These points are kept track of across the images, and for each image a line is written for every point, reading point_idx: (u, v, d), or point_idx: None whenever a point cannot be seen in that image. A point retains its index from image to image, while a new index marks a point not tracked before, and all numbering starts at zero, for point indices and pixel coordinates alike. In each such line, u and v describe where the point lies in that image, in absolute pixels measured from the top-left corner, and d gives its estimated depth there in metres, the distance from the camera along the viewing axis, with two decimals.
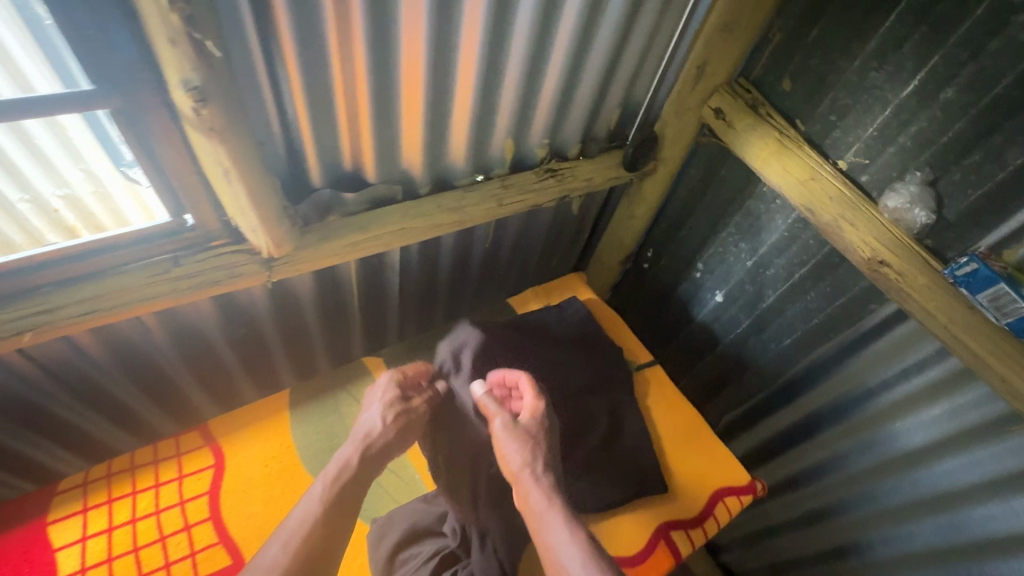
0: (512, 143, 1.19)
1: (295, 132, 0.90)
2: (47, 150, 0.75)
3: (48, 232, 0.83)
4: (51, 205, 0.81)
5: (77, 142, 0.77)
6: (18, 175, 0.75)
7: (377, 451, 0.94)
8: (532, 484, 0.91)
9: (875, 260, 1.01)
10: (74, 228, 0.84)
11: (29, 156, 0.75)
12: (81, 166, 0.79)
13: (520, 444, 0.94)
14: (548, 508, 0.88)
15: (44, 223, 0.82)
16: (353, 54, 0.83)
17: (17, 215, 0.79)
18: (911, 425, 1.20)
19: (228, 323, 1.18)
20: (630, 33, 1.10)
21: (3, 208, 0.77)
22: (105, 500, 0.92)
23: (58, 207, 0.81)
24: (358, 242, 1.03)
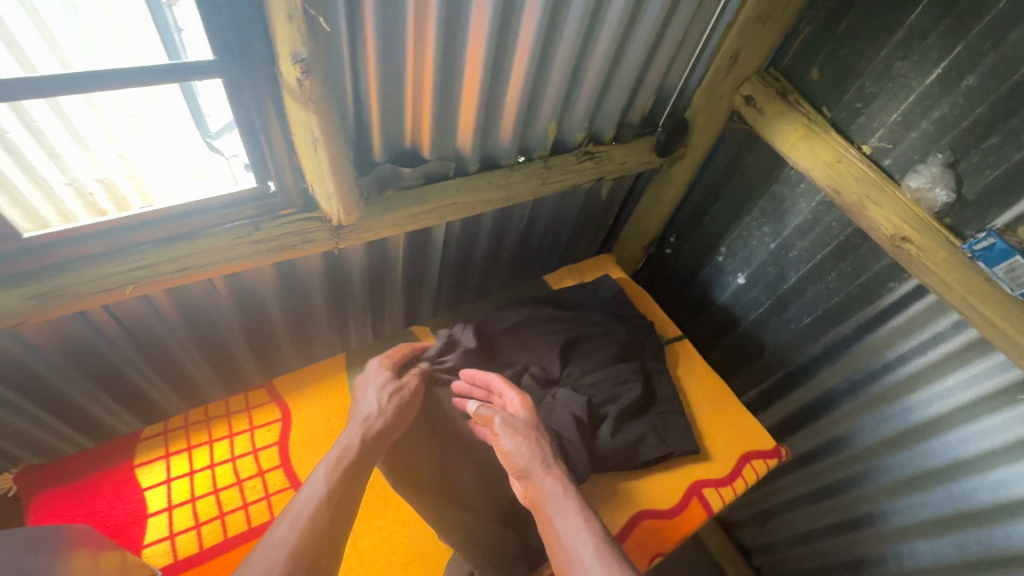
0: (556, 125, 1.26)
1: (365, 108, 0.97)
2: (87, 130, 0.80)
3: (81, 212, 0.87)
4: (86, 188, 0.85)
5: (112, 123, 0.82)
6: (58, 157, 0.80)
7: (377, 431, 0.96)
8: (542, 472, 0.94)
9: (898, 237, 1.08)
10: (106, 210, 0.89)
11: (69, 136, 0.80)
12: (116, 148, 0.84)
13: (518, 435, 0.98)
14: (561, 496, 0.91)
15: (79, 205, 0.86)
16: (424, 36, 0.90)
17: (54, 194, 0.83)
18: (926, 397, 1.27)
19: (283, 291, 1.25)
20: (670, 23, 1.17)
21: (42, 188, 0.82)
22: (186, 446, 1.01)
23: (92, 190, 0.86)
24: (416, 214, 1.11)
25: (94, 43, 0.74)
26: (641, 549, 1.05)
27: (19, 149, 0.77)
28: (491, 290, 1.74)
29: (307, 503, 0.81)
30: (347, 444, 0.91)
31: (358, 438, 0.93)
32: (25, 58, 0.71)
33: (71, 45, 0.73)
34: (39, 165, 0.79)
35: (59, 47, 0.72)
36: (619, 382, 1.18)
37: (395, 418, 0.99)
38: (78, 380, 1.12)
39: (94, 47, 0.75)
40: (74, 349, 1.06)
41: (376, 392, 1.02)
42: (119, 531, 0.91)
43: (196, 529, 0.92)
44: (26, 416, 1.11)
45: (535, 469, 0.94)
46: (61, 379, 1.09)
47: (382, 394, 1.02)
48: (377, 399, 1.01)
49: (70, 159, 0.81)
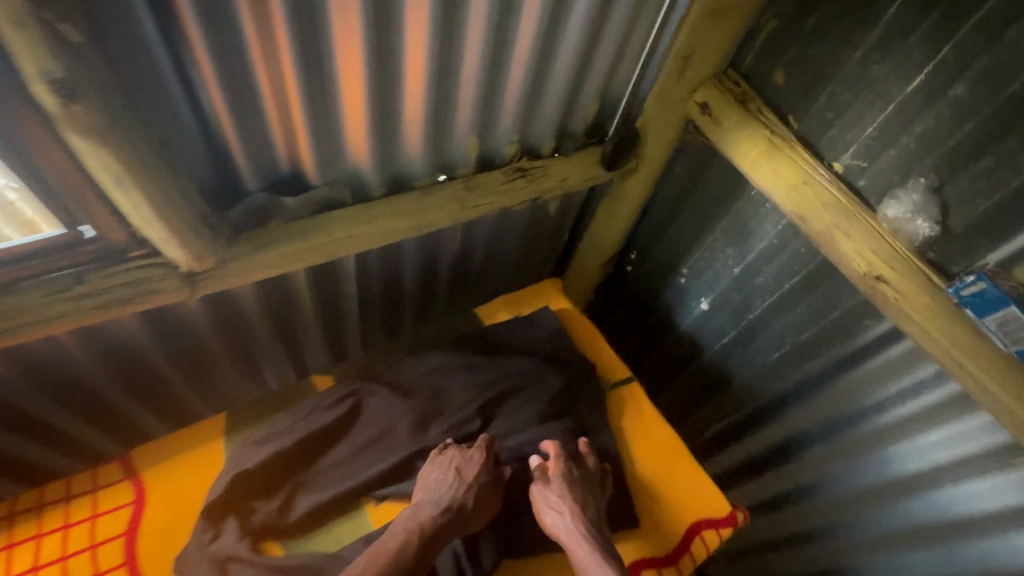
0: (477, 140, 1.07)
1: (215, 129, 0.79)
2: None
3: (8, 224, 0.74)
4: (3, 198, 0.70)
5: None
6: None
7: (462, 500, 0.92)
8: (575, 545, 0.90)
9: (871, 274, 0.91)
10: (34, 222, 0.75)
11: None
12: (25, 166, 0.65)
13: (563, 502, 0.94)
14: (590, 562, 0.87)
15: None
16: (275, 41, 0.72)
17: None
18: (906, 449, 1.12)
19: (164, 336, 1.07)
20: (607, 18, 0.98)
21: None
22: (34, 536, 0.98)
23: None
24: (298, 252, 0.92)
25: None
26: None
27: None
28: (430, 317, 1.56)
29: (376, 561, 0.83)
30: (405, 531, 0.87)
31: (434, 521, 0.89)
32: None
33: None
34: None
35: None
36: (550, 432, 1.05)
37: (473, 515, 0.92)
38: None
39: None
40: None
41: (451, 478, 0.94)
42: None
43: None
44: None
45: (573, 544, 0.90)
46: None
47: (460, 481, 0.93)
48: (456, 488, 0.92)
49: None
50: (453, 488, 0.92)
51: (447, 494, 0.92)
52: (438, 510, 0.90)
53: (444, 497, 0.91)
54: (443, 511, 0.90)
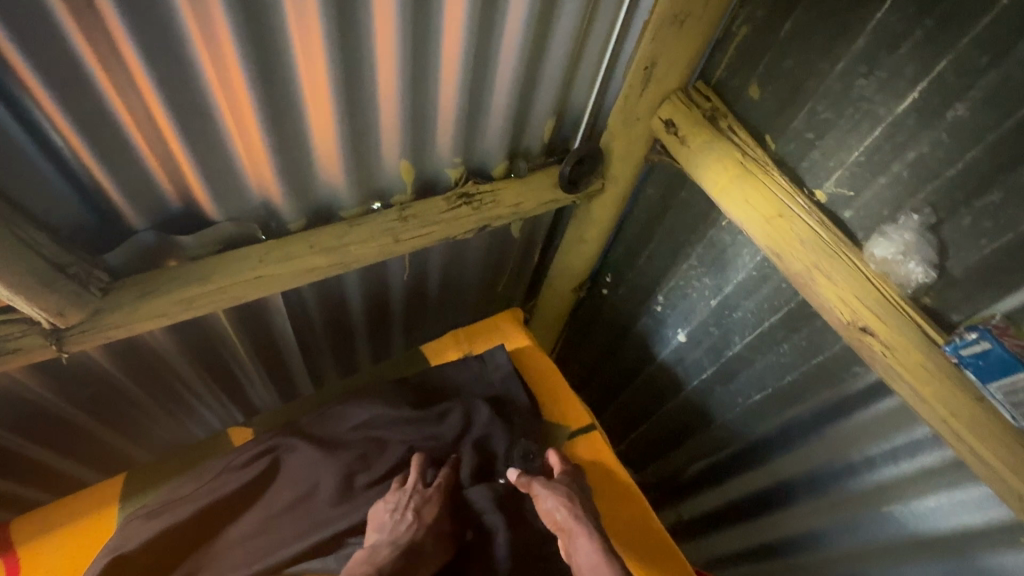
0: (410, 165, 0.95)
1: (74, 164, 0.68)
2: None
3: None
4: None
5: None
6: None
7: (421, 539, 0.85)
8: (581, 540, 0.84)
9: (856, 325, 0.78)
10: None
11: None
12: None
13: (557, 496, 0.89)
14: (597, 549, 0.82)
15: None
16: (127, 62, 0.60)
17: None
18: (900, 512, 0.99)
19: (69, 385, 0.96)
20: (553, 27, 0.86)
21: None
22: None
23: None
24: (192, 299, 0.80)
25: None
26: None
27: None
28: (386, 347, 1.45)
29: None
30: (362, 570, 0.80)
31: (391, 564, 0.81)
32: None
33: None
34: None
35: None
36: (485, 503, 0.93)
37: (430, 557, 0.85)
38: None
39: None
40: None
41: (409, 518, 0.87)
42: None
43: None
44: None
45: (577, 530, 0.85)
46: None
47: (418, 522, 0.87)
48: (414, 530, 0.85)
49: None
50: (412, 529, 0.85)
51: (404, 536, 0.84)
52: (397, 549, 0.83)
53: (407, 535, 0.85)
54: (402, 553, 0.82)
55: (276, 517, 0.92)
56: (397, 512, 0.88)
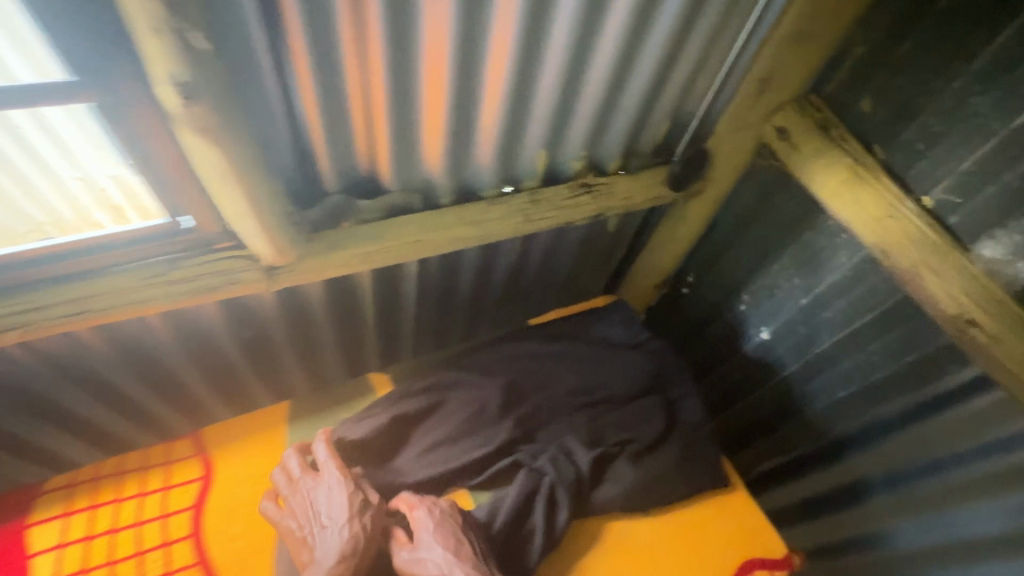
0: (546, 154, 1.09)
1: (304, 132, 0.83)
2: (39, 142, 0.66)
3: (98, 209, 0.76)
4: (99, 183, 0.73)
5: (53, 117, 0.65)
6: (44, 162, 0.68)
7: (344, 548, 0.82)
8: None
9: (961, 317, 0.86)
10: (121, 207, 0.77)
11: (52, 144, 0.68)
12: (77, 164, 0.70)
13: (439, 536, 0.84)
14: None
15: (91, 202, 0.75)
16: (368, 55, 0.76)
17: (47, 204, 0.73)
18: (984, 508, 1.04)
19: (236, 324, 1.12)
20: (688, 38, 0.98)
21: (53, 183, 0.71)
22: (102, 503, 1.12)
23: (104, 188, 0.74)
24: (370, 253, 0.96)
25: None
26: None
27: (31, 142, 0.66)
28: (480, 327, 1.56)
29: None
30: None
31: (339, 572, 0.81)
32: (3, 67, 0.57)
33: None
34: (28, 174, 0.68)
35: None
36: (620, 463, 1.01)
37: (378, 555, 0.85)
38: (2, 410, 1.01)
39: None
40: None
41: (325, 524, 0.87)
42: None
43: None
44: None
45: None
46: None
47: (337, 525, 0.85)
48: (339, 534, 0.84)
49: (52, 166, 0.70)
50: (339, 535, 0.84)
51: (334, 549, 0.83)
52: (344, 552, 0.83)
53: (338, 539, 0.84)
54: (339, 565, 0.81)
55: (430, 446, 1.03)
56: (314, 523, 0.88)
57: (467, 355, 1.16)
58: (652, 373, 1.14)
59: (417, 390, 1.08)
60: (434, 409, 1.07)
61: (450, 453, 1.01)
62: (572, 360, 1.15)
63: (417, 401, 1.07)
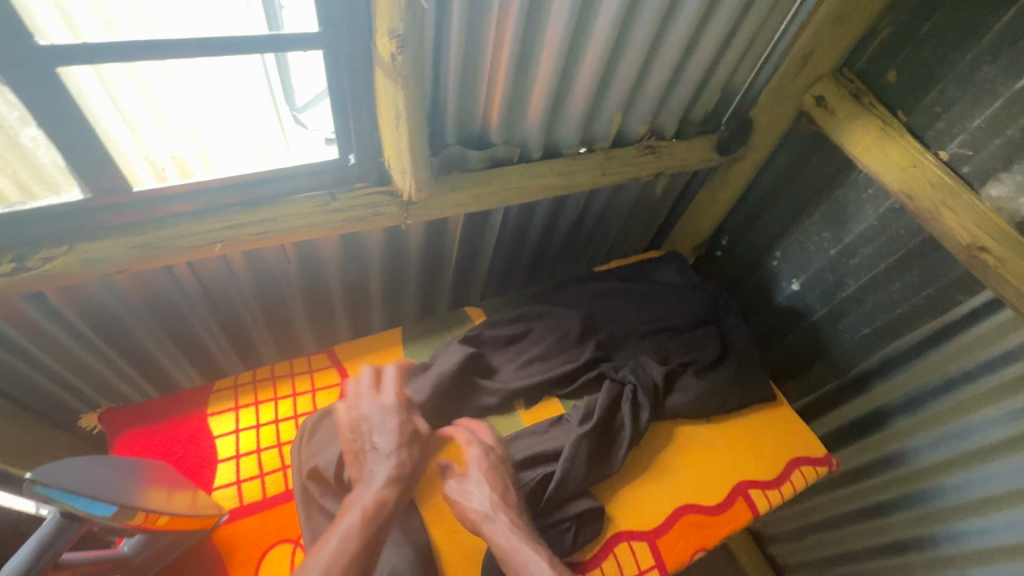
0: (620, 118, 1.26)
1: (441, 86, 1.01)
2: (104, 114, 0.84)
3: (146, 176, 0.91)
4: (159, 162, 0.92)
5: (151, 87, 0.87)
6: (112, 139, 0.86)
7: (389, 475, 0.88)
8: (496, 529, 0.88)
9: (974, 245, 1.05)
10: (165, 175, 0.92)
11: (145, 106, 0.88)
12: (140, 139, 0.89)
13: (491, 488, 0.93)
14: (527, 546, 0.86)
15: (151, 176, 0.92)
16: (505, 22, 0.93)
17: (130, 167, 0.90)
18: (987, 418, 1.23)
19: (347, 263, 1.30)
20: (745, 18, 1.16)
21: (121, 158, 0.88)
22: (254, 400, 1.04)
23: (165, 164, 0.92)
24: (480, 195, 1.14)
25: (76, 25, 0.75)
26: (634, 560, 0.98)
27: (103, 122, 0.84)
28: (538, 280, 1.75)
29: (354, 515, 0.82)
30: (377, 498, 0.85)
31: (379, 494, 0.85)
32: (36, 25, 0.72)
33: (88, 20, 0.75)
34: (115, 140, 0.86)
35: (38, 22, 0.72)
36: (687, 376, 1.19)
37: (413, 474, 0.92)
38: (153, 331, 1.18)
39: (38, 28, 0.72)
40: (155, 301, 1.12)
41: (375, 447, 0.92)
42: (192, 473, 0.95)
43: (284, 471, 0.97)
44: (102, 357, 1.17)
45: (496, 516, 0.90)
46: (136, 327, 1.15)
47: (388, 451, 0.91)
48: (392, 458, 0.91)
49: (150, 138, 0.90)
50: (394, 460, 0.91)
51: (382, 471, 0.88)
52: (393, 478, 0.89)
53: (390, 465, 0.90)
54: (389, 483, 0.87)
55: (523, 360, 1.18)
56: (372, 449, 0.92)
57: (549, 293, 1.35)
58: (706, 308, 1.32)
59: (512, 317, 1.26)
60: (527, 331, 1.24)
61: (544, 366, 1.19)
62: (640, 297, 1.34)
63: (514, 326, 1.24)
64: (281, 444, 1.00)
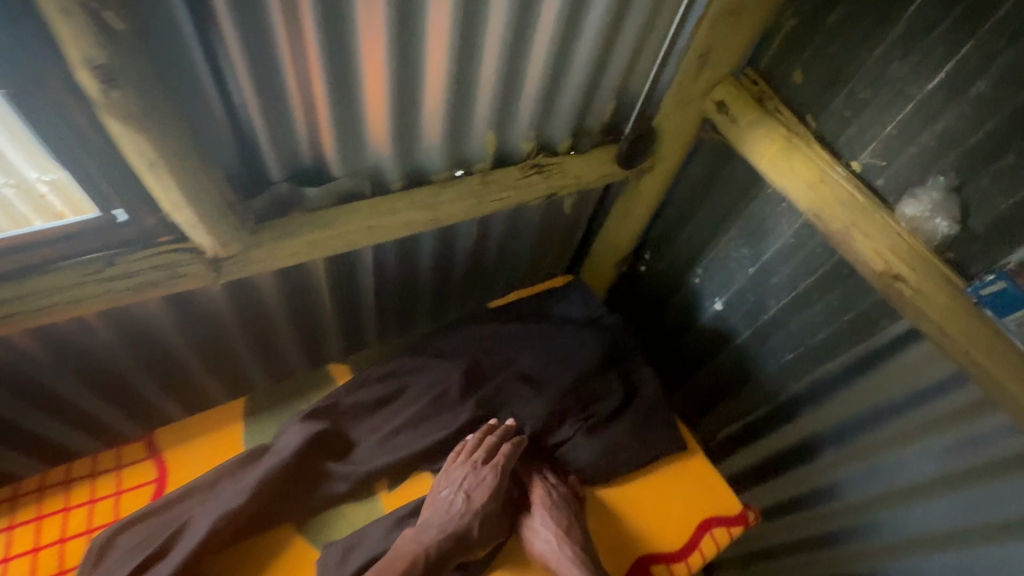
0: (495, 136, 1.08)
1: (242, 116, 0.81)
2: None
3: (34, 215, 0.77)
4: (36, 189, 0.76)
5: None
6: None
7: (459, 532, 0.87)
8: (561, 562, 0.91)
9: (889, 273, 0.91)
10: (60, 211, 0.78)
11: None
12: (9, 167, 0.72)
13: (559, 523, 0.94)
14: None
15: (30, 209, 0.77)
16: (302, 36, 0.74)
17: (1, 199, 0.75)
18: (919, 453, 1.11)
19: (187, 322, 1.09)
20: (626, 17, 0.99)
21: None
22: (33, 518, 0.92)
23: (44, 192, 0.76)
24: (319, 241, 0.94)
25: None
26: None
27: None
28: (443, 313, 1.57)
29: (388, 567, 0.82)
30: (436, 550, 0.85)
31: (437, 544, 0.85)
32: None
33: None
34: None
35: None
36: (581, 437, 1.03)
37: (478, 541, 0.89)
38: None
39: None
40: None
41: (461, 499, 0.91)
42: None
43: None
44: None
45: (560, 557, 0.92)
46: None
47: (468, 506, 0.90)
48: (465, 513, 0.89)
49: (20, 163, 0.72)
50: (460, 515, 0.89)
51: (453, 520, 0.88)
52: (453, 532, 0.87)
53: (460, 518, 0.89)
54: (448, 536, 0.86)
55: (387, 432, 1.01)
56: (454, 491, 0.92)
57: (430, 339, 1.16)
58: (610, 348, 1.16)
59: (383, 374, 1.08)
60: (399, 390, 1.07)
61: (414, 434, 1.01)
62: (535, 337, 1.17)
63: (387, 386, 1.06)
64: (64, 567, 0.89)
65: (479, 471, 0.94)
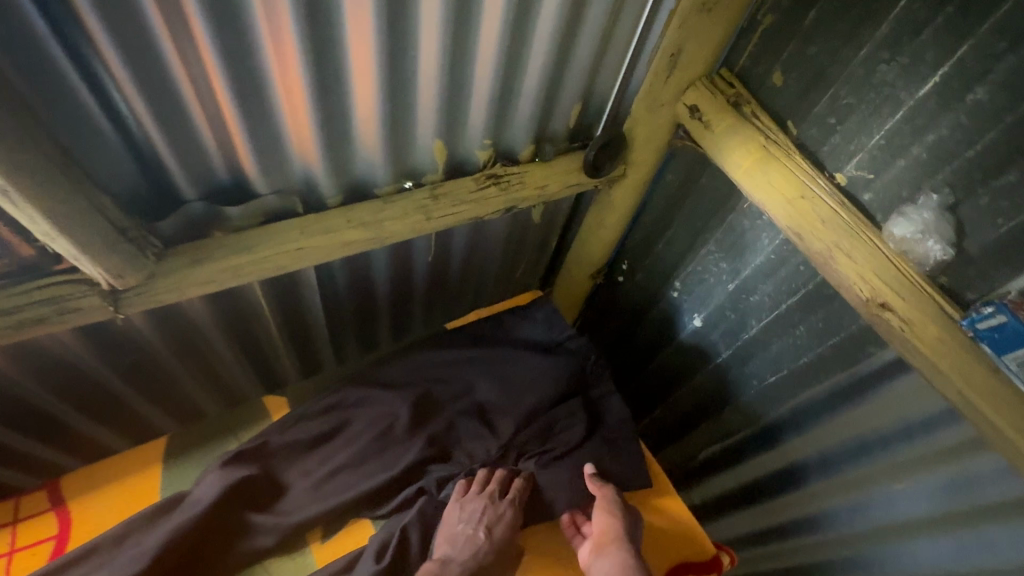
0: (443, 144, 0.98)
1: (135, 131, 0.72)
2: None
3: None
4: None
5: None
6: None
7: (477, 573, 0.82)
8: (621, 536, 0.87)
9: (875, 301, 0.81)
10: None
11: None
12: None
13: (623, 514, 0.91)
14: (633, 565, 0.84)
15: None
16: (192, 38, 0.65)
17: None
18: (908, 490, 1.02)
19: (109, 354, 1.00)
20: (584, 14, 0.89)
21: None
22: None
23: None
24: (239, 267, 0.84)
25: None
26: None
27: None
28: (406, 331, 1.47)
29: None
30: None
31: None
32: None
33: None
34: None
35: None
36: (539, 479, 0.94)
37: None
38: None
39: None
40: None
41: (480, 536, 0.84)
42: None
43: None
44: None
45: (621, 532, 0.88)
46: None
47: (487, 543, 0.84)
48: (484, 551, 0.83)
49: None
50: (478, 553, 0.83)
51: (472, 559, 0.82)
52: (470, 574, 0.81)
53: (482, 552, 0.83)
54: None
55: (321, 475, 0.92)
56: (470, 527, 0.85)
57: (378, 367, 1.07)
58: (574, 376, 1.06)
59: (322, 408, 0.99)
60: (338, 426, 0.98)
61: (354, 476, 0.92)
62: (494, 363, 1.07)
63: (326, 421, 0.97)
64: None
65: (502, 503, 0.89)
